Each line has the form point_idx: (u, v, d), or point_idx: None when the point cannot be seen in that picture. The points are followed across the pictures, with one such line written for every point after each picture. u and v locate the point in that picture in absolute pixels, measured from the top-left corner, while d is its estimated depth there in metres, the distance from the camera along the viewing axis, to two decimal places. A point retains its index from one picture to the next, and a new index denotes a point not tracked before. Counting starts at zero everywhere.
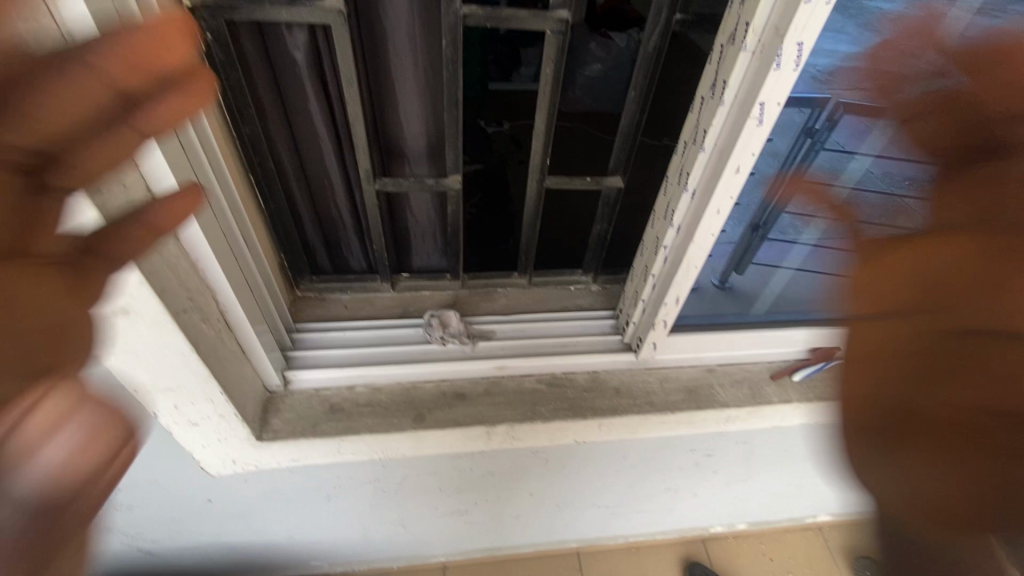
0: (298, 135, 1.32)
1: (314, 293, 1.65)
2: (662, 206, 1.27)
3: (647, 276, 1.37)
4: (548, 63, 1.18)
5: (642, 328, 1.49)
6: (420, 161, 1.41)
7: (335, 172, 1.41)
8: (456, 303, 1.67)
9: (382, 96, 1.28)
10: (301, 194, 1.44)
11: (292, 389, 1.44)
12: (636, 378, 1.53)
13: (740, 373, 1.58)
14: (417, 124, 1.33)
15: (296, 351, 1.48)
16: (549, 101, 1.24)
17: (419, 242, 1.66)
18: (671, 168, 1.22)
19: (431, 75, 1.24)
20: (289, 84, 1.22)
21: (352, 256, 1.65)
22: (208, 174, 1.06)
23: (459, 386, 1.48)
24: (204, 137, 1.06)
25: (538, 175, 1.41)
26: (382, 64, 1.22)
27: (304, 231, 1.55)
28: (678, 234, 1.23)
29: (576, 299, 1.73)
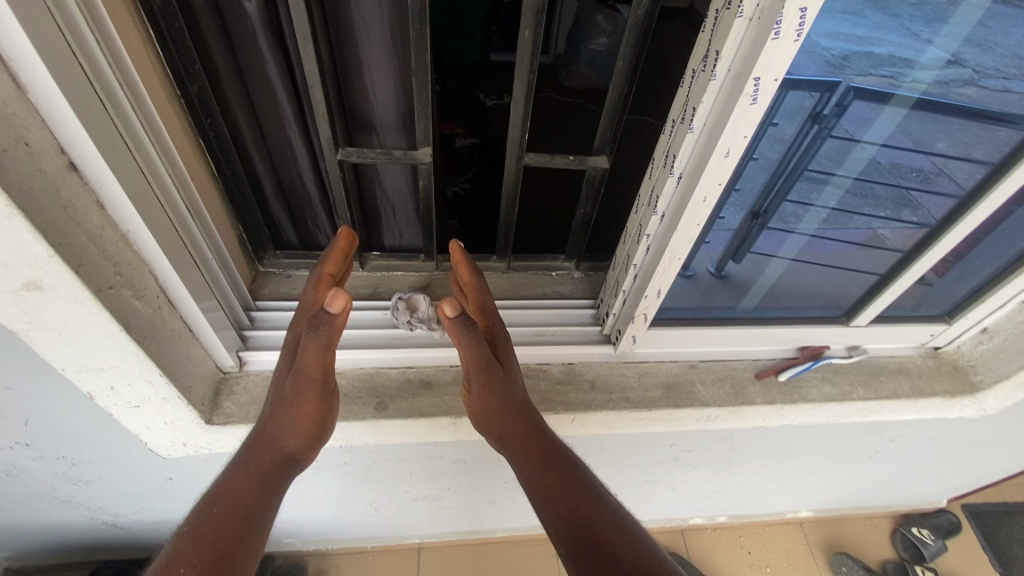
0: (254, 97, 1.21)
1: (278, 270, 1.55)
2: (646, 191, 1.17)
3: (628, 266, 1.27)
4: (527, 25, 1.06)
5: (620, 320, 1.40)
6: (389, 130, 1.30)
7: (298, 139, 1.31)
8: (428, 285, 1.59)
9: (345, 57, 1.16)
10: (261, 161, 1.34)
11: (247, 370, 1.36)
12: (613, 371, 1.45)
13: (723, 371, 1.50)
14: (385, 90, 1.22)
15: (254, 330, 1.40)
16: (528, 69, 1.13)
17: (389, 218, 1.57)
18: (658, 148, 1.11)
19: (399, 36, 1.13)
20: (241, 40, 1.11)
21: (320, 231, 1.57)
22: (139, 136, 0.95)
23: (426, 373, 1.41)
24: (138, 93, 0.94)
25: (515, 152, 1.30)
26: (345, 21, 1.10)
27: (266, 201, 1.45)
28: (661, 222, 1.13)
29: (556, 285, 1.65)
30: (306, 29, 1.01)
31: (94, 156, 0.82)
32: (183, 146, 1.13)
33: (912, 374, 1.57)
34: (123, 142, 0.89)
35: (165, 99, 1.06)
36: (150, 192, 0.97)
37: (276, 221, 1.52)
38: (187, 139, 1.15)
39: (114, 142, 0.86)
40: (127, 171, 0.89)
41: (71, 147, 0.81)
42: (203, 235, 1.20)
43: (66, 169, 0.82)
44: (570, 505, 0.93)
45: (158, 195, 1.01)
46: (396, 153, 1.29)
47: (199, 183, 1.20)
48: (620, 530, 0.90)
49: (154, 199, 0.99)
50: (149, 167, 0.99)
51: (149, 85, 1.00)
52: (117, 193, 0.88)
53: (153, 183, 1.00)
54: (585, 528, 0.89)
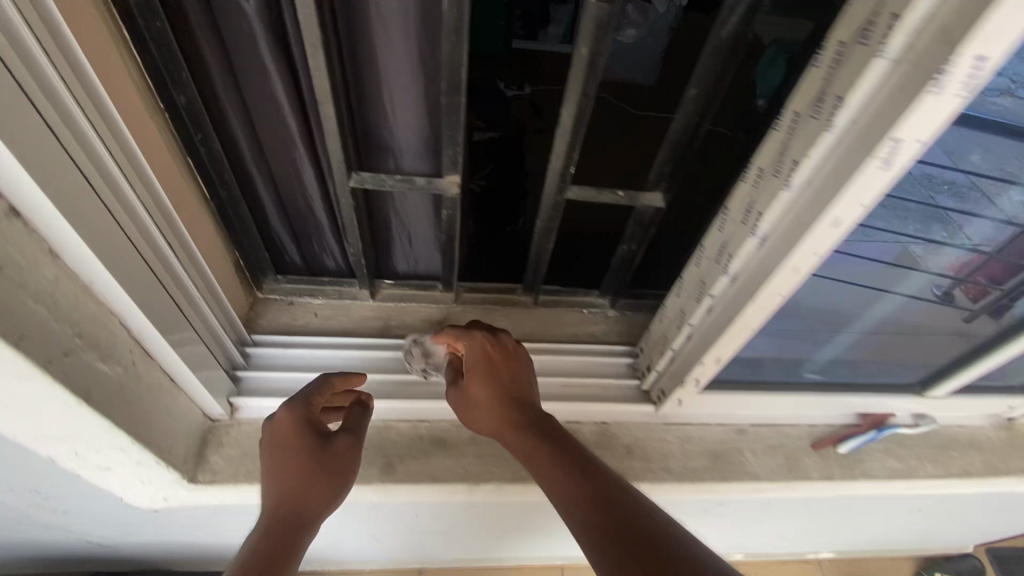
0: (254, 111, 1.03)
1: (280, 296, 1.39)
2: (713, 244, 0.99)
3: (682, 325, 1.09)
4: (582, 40, 0.87)
5: (665, 381, 1.23)
6: (409, 154, 1.11)
7: (304, 158, 1.13)
8: (445, 321, 1.42)
9: (363, 70, 0.97)
10: (261, 178, 1.17)
11: (239, 418, 1.21)
12: (652, 435, 1.29)
13: (774, 437, 1.33)
14: (406, 110, 1.03)
15: (248, 371, 1.25)
16: (580, 92, 0.94)
17: (403, 244, 1.39)
18: (735, 197, 0.92)
19: (428, 49, 0.94)
20: (238, 45, 0.93)
21: (326, 254, 1.39)
22: (106, 163, 0.78)
23: (440, 429, 1.24)
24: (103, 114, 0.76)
25: (555, 185, 1.11)
26: (361, 29, 0.91)
27: (266, 221, 1.28)
28: (732, 285, 0.95)
29: (587, 326, 1.47)
30: (315, 39, 0.83)
31: (39, 203, 0.65)
32: (167, 168, 0.96)
33: (986, 449, 1.39)
34: (82, 175, 0.72)
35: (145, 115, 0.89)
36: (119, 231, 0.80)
37: (277, 242, 1.34)
38: (173, 159, 0.99)
39: (67, 178, 0.69)
40: (87, 211, 0.72)
41: (10, 192, 0.64)
42: (189, 274, 1.03)
43: (4, 216, 0.65)
44: (599, 507, 0.79)
45: (130, 234, 0.84)
46: (417, 181, 1.11)
47: (185, 209, 1.03)
48: (641, 518, 0.77)
49: (126, 239, 0.82)
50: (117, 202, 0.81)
51: (122, 101, 0.82)
52: (74, 241, 0.71)
53: (124, 222, 0.82)
54: (612, 527, 0.76)
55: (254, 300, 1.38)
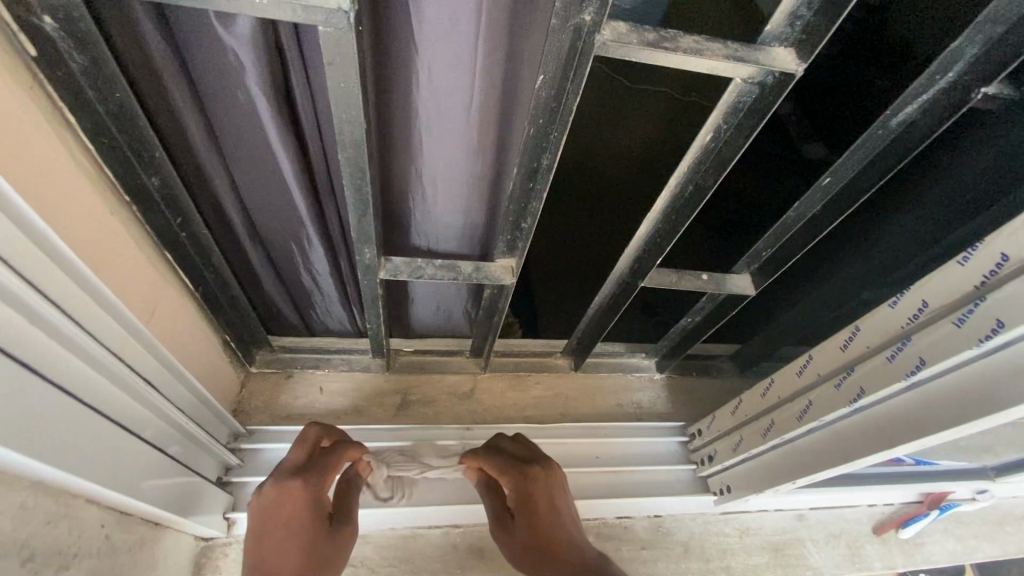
0: (250, 185, 0.79)
1: (276, 368, 1.17)
2: (831, 360, 0.83)
3: (770, 437, 0.94)
4: (712, 126, 0.66)
5: (733, 478, 1.09)
6: (452, 232, 0.89)
7: (312, 233, 0.88)
8: (474, 394, 1.23)
9: (400, 141, 0.73)
10: (257, 254, 0.92)
11: (237, 536, 1.01)
12: (709, 528, 1.16)
13: (835, 523, 1.22)
14: (453, 185, 0.80)
15: (245, 473, 1.04)
16: (687, 180, 0.73)
17: (426, 309, 1.15)
18: (879, 324, 0.75)
19: (493, 118, 0.71)
20: (232, 107, 0.67)
21: (331, 318, 1.14)
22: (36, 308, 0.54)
23: (477, 536, 1.08)
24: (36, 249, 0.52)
25: (629, 268, 0.93)
26: (404, 93, 0.67)
27: (261, 291, 1.03)
28: (852, 414, 0.80)
29: (632, 394, 1.30)
30: (354, 119, 0.59)
31: None
32: (134, 270, 0.73)
33: None
34: None
35: (100, 210, 0.65)
36: (54, 393, 0.57)
37: (274, 309, 1.10)
38: (144, 255, 0.75)
39: None
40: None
41: None
42: (168, 396, 0.81)
43: None
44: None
45: (73, 388, 0.60)
46: (462, 268, 0.88)
47: (160, 315, 0.79)
48: None
49: (66, 397, 0.59)
50: (52, 353, 0.57)
51: (54, 208, 0.58)
52: None
53: (62, 377, 0.59)
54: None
55: (246, 375, 1.15)
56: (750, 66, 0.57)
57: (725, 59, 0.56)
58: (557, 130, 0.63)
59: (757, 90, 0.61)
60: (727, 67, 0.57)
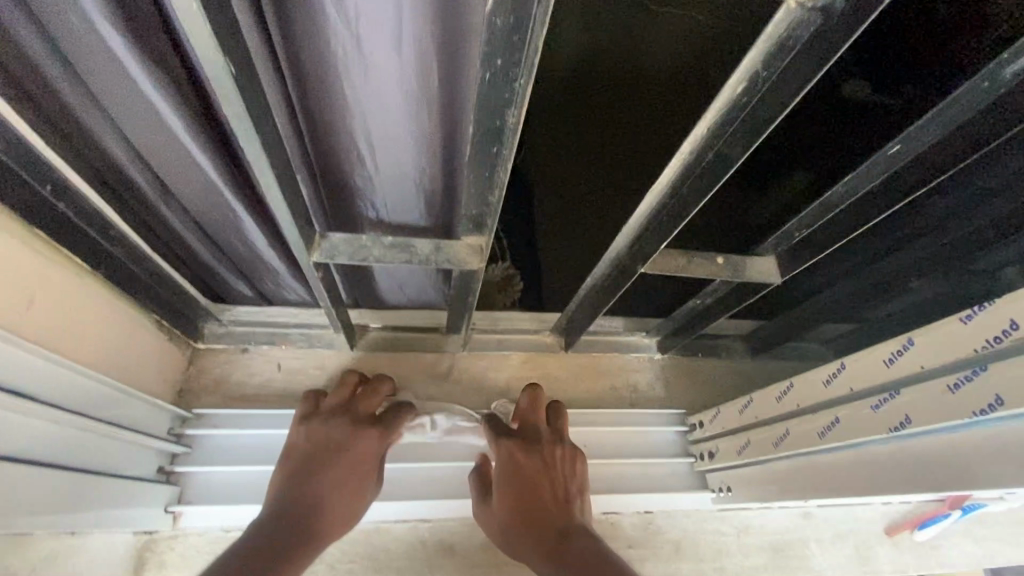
0: (144, 143, 0.62)
1: (228, 343, 1.04)
2: (868, 375, 0.67)
3: (783, 449, 0.81)
4: (744, 73, 0.47)
5: (734, 479, 0.98)
6: (405, 199, 0.72)
7: (235, 200, 0.72)
8: (451, 374, 1.10)
9: (317, 77, 0.54)
10: (180, 220, 0.76)
11: (183, 528, 0.92)
12: (704, 525, 1.07)
13: (845, 522, 1.12)
14: (398, 138, 0.62)
15: (190, 461, 0.94)
16: (705, 146, 0.55)
17: (391, 283, 1.00)
18: (940, 341, 0.58)
19: (441, 56, 0.52)
20: (87, 34, 0.49)
21: (285, 288, 1.00)
22: None
23: (447, 531, 0.99)
24: None
25: (628, 246, 0.76)
26: (308, 9, 0.48)
27: (194, 261, 0.88)
28: (887, 438, 0.65)
29: (629, 376, 1.17)
30: (220, 63, 0.41)
31: None
32: None
33: None
34: None
35: None
36: None
37: (216, 278, 0.95)
38: (6, 236, 0.60)
39: None
40: None
41: None
42: (66, 402, 0.68)
43: None
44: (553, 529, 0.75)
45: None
46: (418, 249, 0.71)
47: (44, 307, 0.65)
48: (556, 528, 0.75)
49: None
50: None
51: None
52: None
53: None
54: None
55: (193, 352, 1.03)
56: None
57: None
58: (522, 76, 0.45)
59: (817, 18, 0.41)
60: None
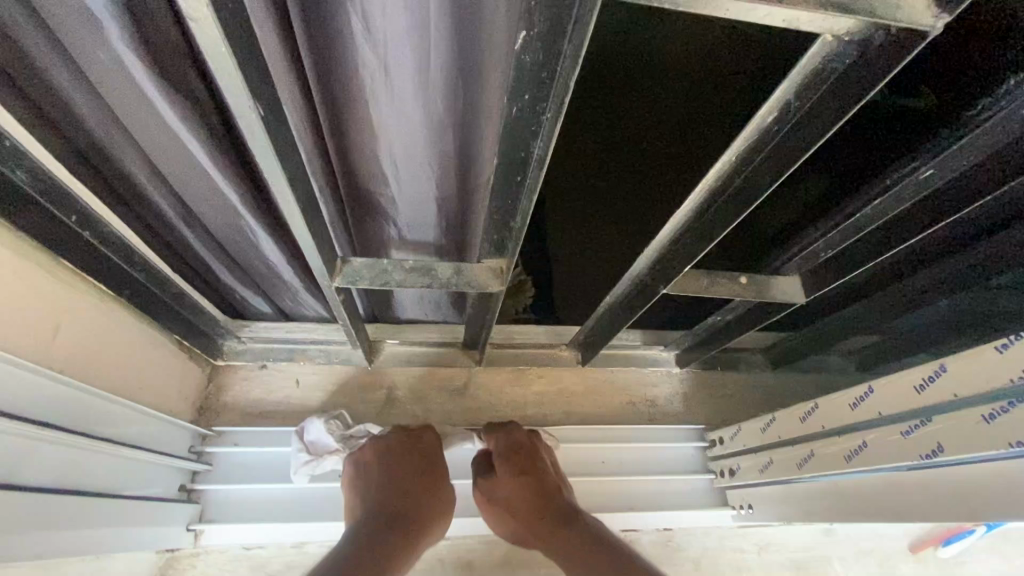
0: (167, 172, 0.62)
1: (247, 360, 1.04)
2: (896, 400, 0.66)
3: (808, 470, 0.80)
4: (774, 102, 0.46)
5: (756, 497, 0.97)
6: (426, 217, 0.72)
7: (257, 224, 0.72)
8: (469, 390, 1.10)
9: (343, 104, 0.54)
10: (203, 243, 0.77)
11: (204, 545, 0.93)
12: (723, 541, 1.06)
13: (868, 539, 1.10)
14: (421, 161, 0.62)
15: (212, 478, 0.94)
16: (731, 172, 0.55)
17: (410, 300, 0.99)
18: (975, 369, 0.56)
19: (465, 85, 0.52)
20: (115, 69, 0.49)
21: (303, 305, 1.00)
22: None
23: (466, 548, 0.99)
24: None
25: (650, 266, 0.76)
26: (335, 39, 0.48)
27: (215, 280, 0.89)
28: (916, 465, 0.64)
29: (646, 390, 1.16)
30: (247, 104, 0.41)
31: None
32: (18, 289, 0.59)
33: None
34: None
35: None
36: None
37: (237, 296, 0.96)
38: (34, 268, 0.60)
39: None
40: None
41: None
42: (89, 427, 0.69)
43: None
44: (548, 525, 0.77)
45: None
46: (438, 271, 0.71)
47: (67, 334, 0.66)
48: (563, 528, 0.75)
49: None
50: None
51: None
52: None
53: None
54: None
55: (213, 369, 1.04)
56: (853, 20, 0.37)
57: (814, 7, 0.36)
58: (550, 112, 0.44)
59: (856, 51, 0.40)
60: (813, 20, 0.37)
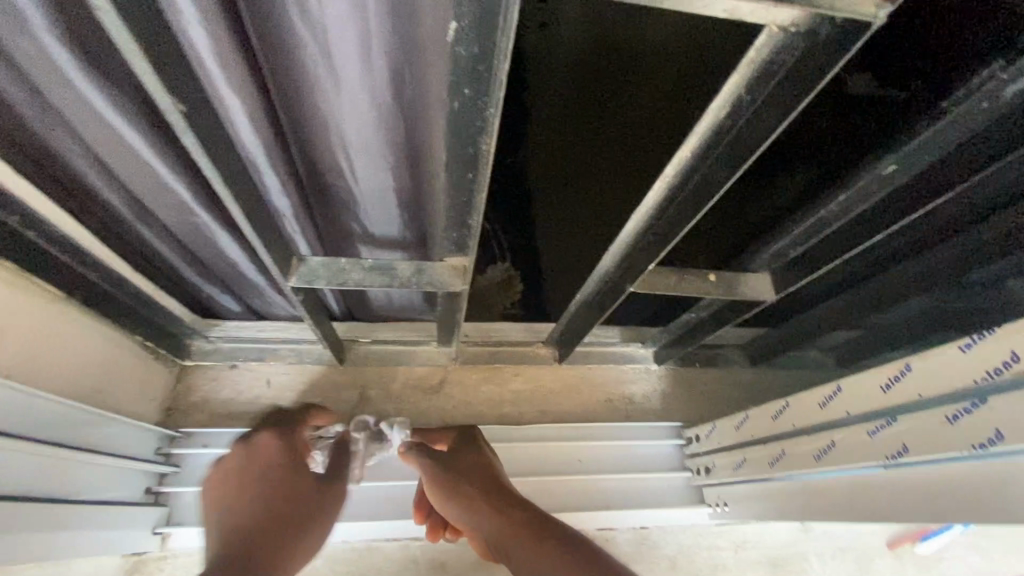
0: (111, 171, 0.61)
1: (216, 360, 1.03)
2: (864, 400, 0.65)
3: (779, 469, 0.79)
4: (726, 96, 0.44)
5: (731, 496, 0.96)
6: (388, 211, 0.70)
7: (213, 223, 0.70)
8: (444, 388, 1.08)
9: (289, 94, 0.52)
10: (163, 242, 0.75)
11: (172, 549, 0.92)
12: (700, 538, 1.05)
13: (845, 536, 1.10)
14: (377, 153, 0.60)
15: (179, 481, 0.93)
16: (689, 168, 0.53)
17: (380, 298, 0.98)
18: (938, 369, 0.55)
19: (412, 76, 0.50)
20: (42, 64, 0.47)
21: (272, 304, 0.98)
22: None
23: (439, 549, 0.98)
24: None
25: (617, 264, 0.74)
26: (274, 27, 0.46)
27: (178, 279, 0.87)
28: (884, 467, 0.63)
29: (625, 387, 1.15)
30: (169, 101, 0.39)
31: None
32: None
33: None
34: None
35: None
36: None
37: (202, 295, 0.94)
38: None
39: None
40: None
41: None
42: (45, 434, 0.67)
43: None
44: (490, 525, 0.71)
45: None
46: (399, 271, 0.70)
47: (16, 338, 0.64)
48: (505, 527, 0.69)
49: None
50: None
51: None
52: None
53: None
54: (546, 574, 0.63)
55: (181, 369, 1.02)
56: (795, 11, 0.35)
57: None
58: (490, 108, 0.42)
59: (803, 44, 0.39)
60: (753, 12, 0.35)
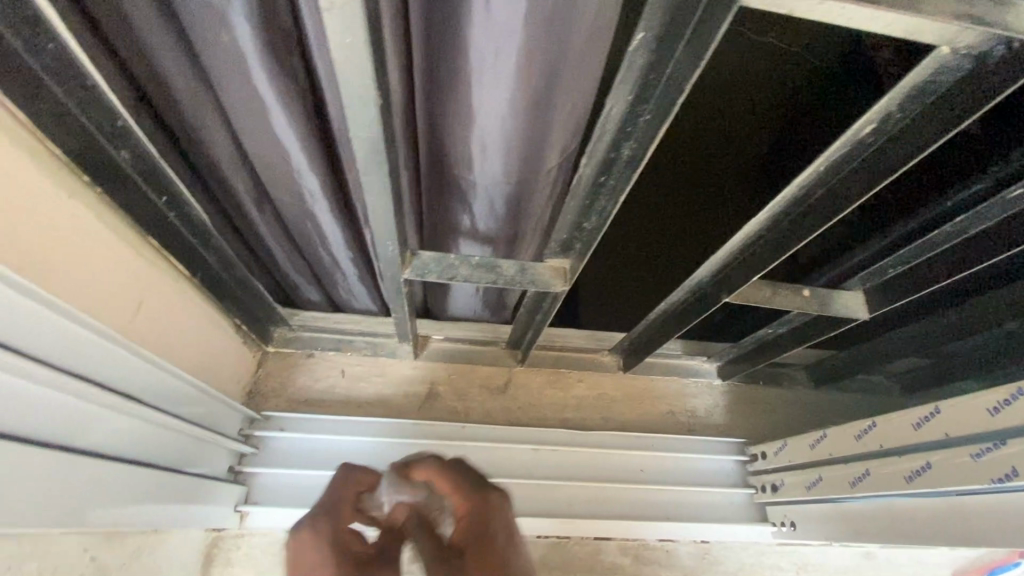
0: (252, 160, 0.65)
1: (295, 348, 1.06)
2: (968, 423, 0.64)
3: (863, 490, 0.78)
4: (874, 115, 0.46)
5: (800, 515, 0.95)
6: (498, 211, 0.73)
7: (328, 215, 0.74)
8: (510, 390, 1.10)
9: (441, 90, 0.56)
10: (271, 229, 0.79)
11: (248, 528, 0.95)
12: (759, 557, 1.05)
13: (908, 566, 1.08)
14: (497, 153, 0.63)
15: (259, 461, 0.96)
16: (817, 182, 0.54)
17: (460, 296, 1.00)
18: None
19: (560, 81, 0.53)
20: (228, 60, 0.51)
21: (355, 297, 1.01)
22: None
23: None
24: None
25: (711, 275, 0.75)
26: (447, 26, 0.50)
27: (276, 266, 0.91)
28: (988, 491, 0.62)
29: (687, 401, 1.15)
30: (365, 96, 0.43)
31: None
32: (113, 266, 0.61)
33: None
34: None
35: (63, 201, 0.53)
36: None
37: (293, 283, 0.98)
38: (126, 248, 0.63)
39: None
40: None
41: None
42: (164, 403, 0.72)
43: None
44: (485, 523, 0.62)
45: (10, 426, 0.49)
46: (503, 269, 0.72)
47: (149, 313, 0.69)
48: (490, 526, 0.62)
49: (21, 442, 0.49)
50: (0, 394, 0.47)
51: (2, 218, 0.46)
52: None
53: (9, 420, 0.49)
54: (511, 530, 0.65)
55: (263, 355, 1.06)
56: (973, 33, 0.37)
57: (946, 20, 0.36)
58: (649, 115, 0.45)
59: (967, 65, 0.41)
60: (940, 31, 0.37)
